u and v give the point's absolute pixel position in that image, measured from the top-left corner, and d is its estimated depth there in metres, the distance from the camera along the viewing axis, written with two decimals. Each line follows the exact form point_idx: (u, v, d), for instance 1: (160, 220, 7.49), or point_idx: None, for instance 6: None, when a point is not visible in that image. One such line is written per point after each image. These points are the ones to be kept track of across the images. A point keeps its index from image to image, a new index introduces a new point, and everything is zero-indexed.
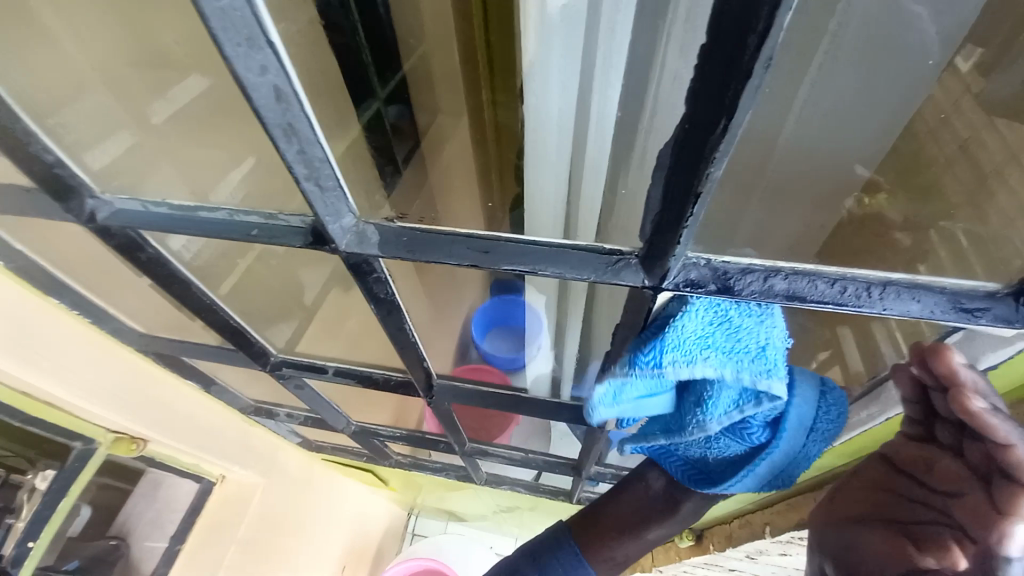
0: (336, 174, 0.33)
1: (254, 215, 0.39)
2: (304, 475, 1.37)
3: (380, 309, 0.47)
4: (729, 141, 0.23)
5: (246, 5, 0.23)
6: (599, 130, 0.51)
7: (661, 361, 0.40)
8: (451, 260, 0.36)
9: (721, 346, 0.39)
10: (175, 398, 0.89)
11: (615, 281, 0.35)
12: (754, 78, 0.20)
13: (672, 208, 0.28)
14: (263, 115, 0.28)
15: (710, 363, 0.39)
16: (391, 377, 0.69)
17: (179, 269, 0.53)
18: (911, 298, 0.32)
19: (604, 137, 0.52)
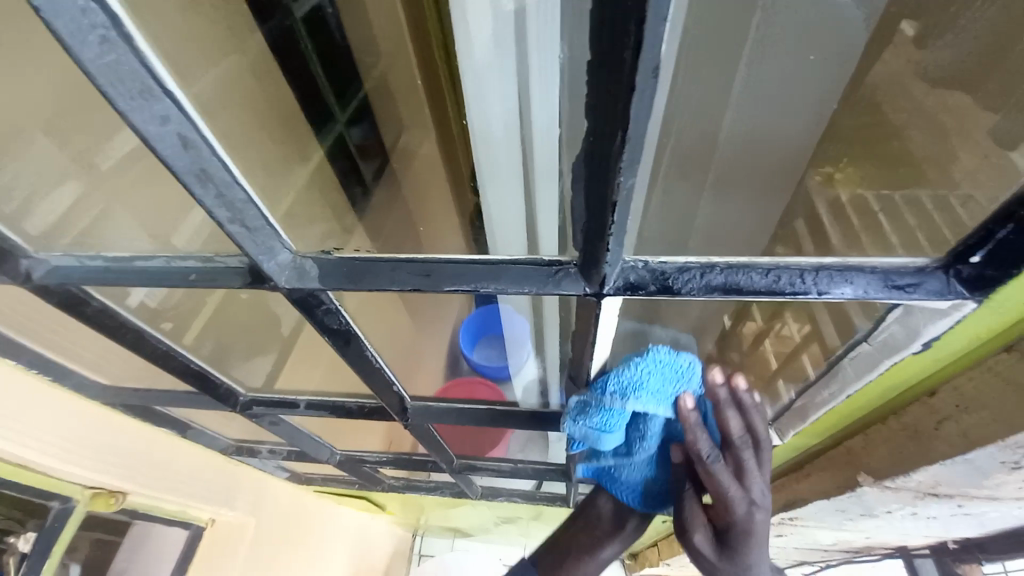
0: (263, 213, 0.32)
1: (192, 258, 0.39)
2: (296, 509, 1.34)
3: (337, 340, 0.46)
4: (631, 151, 0.23)
5: (135, 58, 0.22)
6: (543, 141, 0.44)
7: (603, 391, 0.46)
8: (393, 286, 0.36)
9: (652, 386, 0.45)
10: (150, 447, 0.87)
11: (556, 291, 0.35)
12: (639, 89, 0.20)
13: (593, 216, 0.28)
14: (174, 164, 0.27)
15: (642, 400, 0.46)
16: (365, 404, 0.68)
17: (130, 318, 0.52)
18: (844, 280, 0.32)
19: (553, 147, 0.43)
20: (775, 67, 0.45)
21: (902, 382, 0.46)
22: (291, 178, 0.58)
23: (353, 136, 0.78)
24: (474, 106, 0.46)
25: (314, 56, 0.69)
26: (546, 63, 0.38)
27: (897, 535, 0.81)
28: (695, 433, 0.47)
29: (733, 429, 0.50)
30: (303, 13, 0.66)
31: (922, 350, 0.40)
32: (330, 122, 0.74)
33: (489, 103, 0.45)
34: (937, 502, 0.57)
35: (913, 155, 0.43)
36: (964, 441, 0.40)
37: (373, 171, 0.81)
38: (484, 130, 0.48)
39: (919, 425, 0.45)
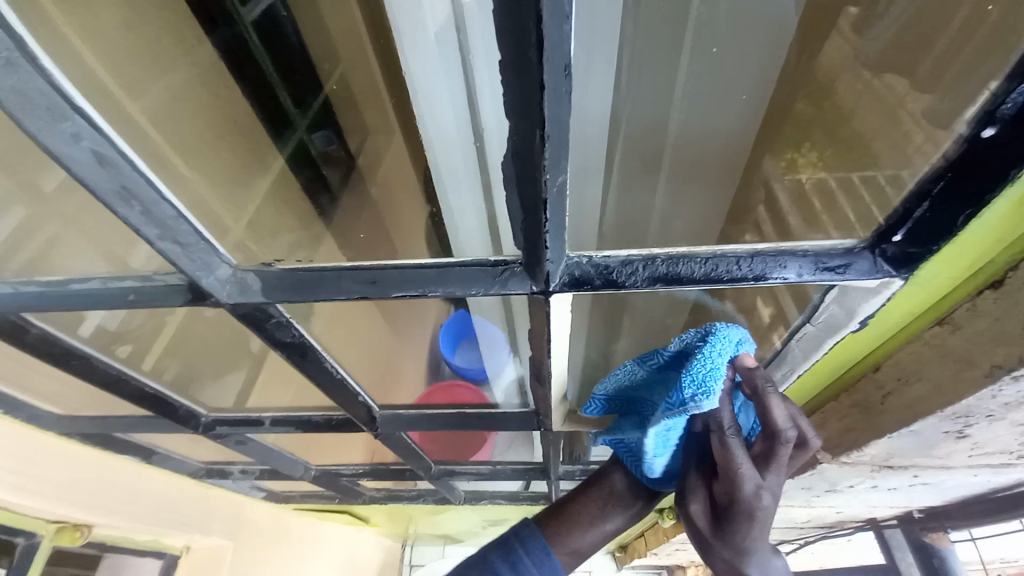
0: (197, 229, 0.32)
1: (130, 279, 0.37)
2: (277, 529, 1.31)
3: (292, 353, 0.46)
4: (553, 148, 0.24)
5: (41, 78, 0.22)
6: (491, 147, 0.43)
7: (685, 397, 0.39)
8: (339, 295, 0.35)
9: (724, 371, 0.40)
10: (114, 477, 0.83)
11: (505, 291, 0.35)
12: (549, 88, 0.21)
13: (529, 215, 0.28)
14: (95, 184, 0.27)
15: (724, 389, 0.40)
16: (332, 416, 0.67)
17: (76, 343, 0.50)
18: (779, 265, 0.33)
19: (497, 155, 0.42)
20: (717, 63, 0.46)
21: (848, 358, 0.47)
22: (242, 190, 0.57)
23: (315, 144, 0.73)
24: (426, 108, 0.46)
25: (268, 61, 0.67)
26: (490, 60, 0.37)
27: (865, 508, 0.84)
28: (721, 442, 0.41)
29: (776, 415, 0.41)
30: (255, 19, 0.64)
31: (860, 328, 0.41)
32: (287, 129, 0.70)
33: (440, 103, 0.45)
34: (895, 474, 0.59)
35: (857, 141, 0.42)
36: (907, 413, 0.42)
37: (339, 178, 0.73)
38: (439, 132, 0.48)
39: (867, 400, 0.47)
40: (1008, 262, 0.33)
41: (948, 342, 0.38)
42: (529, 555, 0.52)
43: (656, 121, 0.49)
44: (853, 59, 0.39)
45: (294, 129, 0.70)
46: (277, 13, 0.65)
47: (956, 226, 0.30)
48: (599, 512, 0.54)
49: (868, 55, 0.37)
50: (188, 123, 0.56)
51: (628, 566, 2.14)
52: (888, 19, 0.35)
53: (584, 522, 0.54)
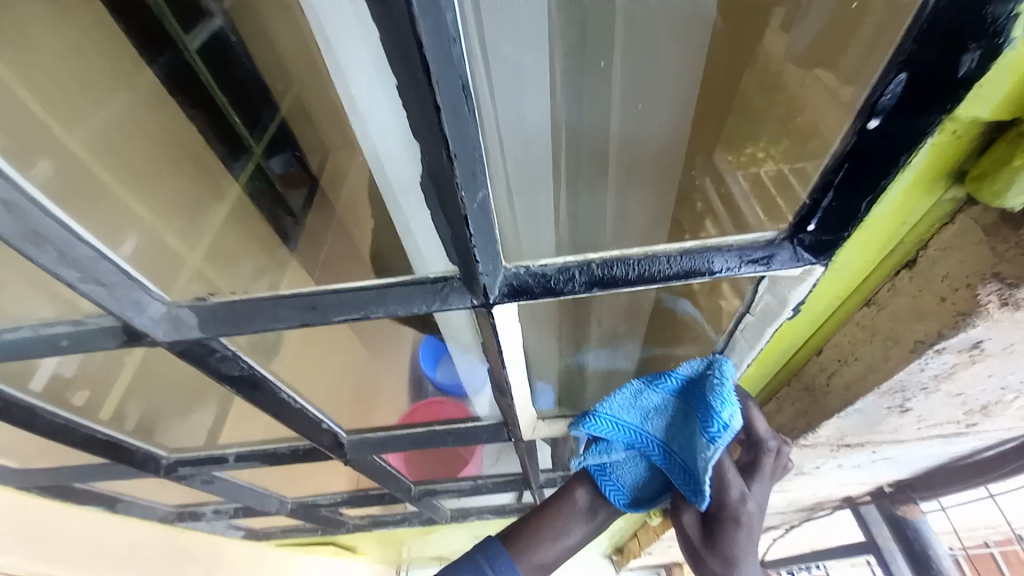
0: (121, 269, 0.31)
1: (62, 323, 0.36)
2: (259, 567, 1.27)
3: (244, 386, 0.45)
4: (463, 166, 0.24)
5: None
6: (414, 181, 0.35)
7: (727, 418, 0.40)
8: (278, 324, 0.35)
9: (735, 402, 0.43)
10: (74, 533, 0.79)
11: (447, 306, 0.36)
12: (445, 109, 0.22)
13: (455, 232, 0.29)
14: (2, 231, 0.26)
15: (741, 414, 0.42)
16: (300, 446, 0.66)
17: (17, 394, 0.48)
18: (706, 261, 0.35)
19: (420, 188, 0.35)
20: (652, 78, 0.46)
21: (791, 344, 0.48)
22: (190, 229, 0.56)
23: (274, 166, 0.66)
24: (362, 127, 0.37)
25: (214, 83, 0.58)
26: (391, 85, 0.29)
27: (836, 488, 0.86)
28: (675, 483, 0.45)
29: (759, 425, 0.45)
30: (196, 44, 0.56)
31: (795, 314, 0.42)
32: (244, 152, 0.64)
33: (379, 127, 0.35)
34: (854, 452, 0.61)
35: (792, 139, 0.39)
36: (848, 393, 0.44)
37: (303, 200, 0.68)
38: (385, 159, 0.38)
39: (814, 383, 0.49)
40: (918, 244, 0.35)
41: (875, 322, 0.40)
42: (495, 575, 0.46)
43: (596, 127, 0.49)
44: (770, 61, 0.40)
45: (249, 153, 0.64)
46: (223, 32, 0.55)
47: (861, 212, 0.32)
48: (565, 522, 0.49)
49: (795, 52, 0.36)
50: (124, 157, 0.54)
51: (625, 569, 2.14)
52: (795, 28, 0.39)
53: (549, 536, 0.49)
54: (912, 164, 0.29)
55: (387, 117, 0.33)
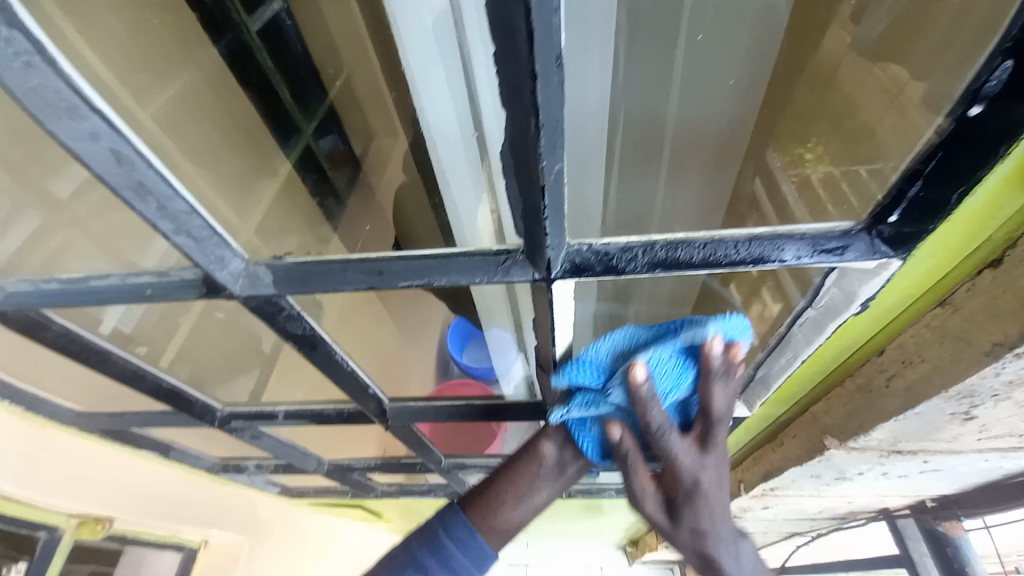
0: (208, 223, 0.33)
1: (146, 274, 0.39)
2: (290, 524, 1.33)
3: (304, 344, 0.47)
4: (548, 136, 0.24)
5: (59, 80, 0.23)
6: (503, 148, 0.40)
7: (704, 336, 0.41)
8: (345, 286, 0.36)
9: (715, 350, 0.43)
10: (131, 476, 0.85)
11: (507, 279, 0.36)
12: (541, 77, 0.21)
13: (529, 204, 0.29)
14: (110, 181, 0.28)
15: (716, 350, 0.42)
16: (344, 409, 0.68)
17: (95, 339, 0.52)
18: (777, 248, 0.34)
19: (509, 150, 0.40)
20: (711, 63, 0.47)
21: (851, 343, 0.47)
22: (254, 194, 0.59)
23: (320, 146, 0.77)
24: (424, 105, 0.42)
25: (273, 68, 0.71)
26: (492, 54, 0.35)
27: (875, 497, 0.84)
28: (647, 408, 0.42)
29: (716, 403, 0.43)
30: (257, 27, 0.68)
31: (861, 310, 0.41)
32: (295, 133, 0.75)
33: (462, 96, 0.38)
34: (903, 460, 0.59)
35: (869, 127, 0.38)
36: (909, 396, 0.42)
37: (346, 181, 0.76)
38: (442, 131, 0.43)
39: (870, 384, 0.47)
40: (1005, 240, 0.33)
41: (948, 322, 0.38)
42: (452, 539, 0.53)
43: (653, 113, 0.50)
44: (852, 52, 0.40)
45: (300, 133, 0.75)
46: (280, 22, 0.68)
47: (951, 203, 0.30)
48: (526, 489, 0.56)
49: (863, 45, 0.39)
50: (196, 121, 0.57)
51: (639, 561, 2.15)
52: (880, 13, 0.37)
53: (511, 499, 0.55)
54: (1012, 154, 0.28)
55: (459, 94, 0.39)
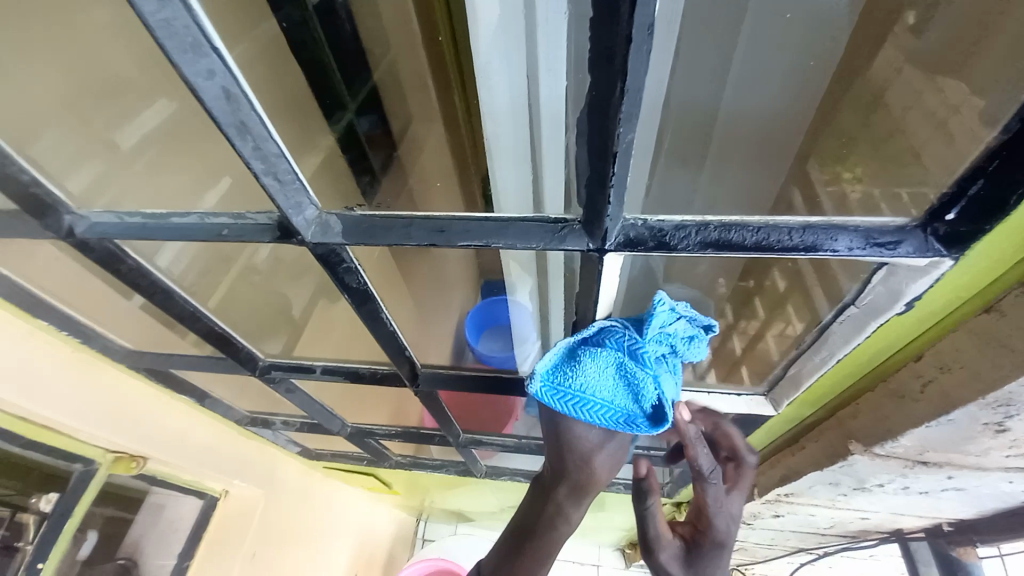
0: (293, 168, 0.35)
1: (223, 216, 0.42)
2: (304, 485, 1.38)
3: (356, 297, 0.51)
4: (629, 103, 0.26)
5: (188, 16, 0.25)
6: (551, 113, 0.45)
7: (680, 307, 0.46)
8: (408, 240, 0.39)
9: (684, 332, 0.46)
10: (168, 418, 0.90)
11: (561, 247, 0.38)
12: (635, 42, 0.23)
13: (596, 172, 0.31)
14: (215, 117, 0.30)
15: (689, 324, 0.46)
16: (377, 369, 0.72)
17: (161, 278, 0.57)
18: (831, 238, 0.35)
19: (557, 116, 0.45)
20: (776, 57, 0.47)
21: (889, 346, 0.49)
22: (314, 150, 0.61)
23: (362, 127, 0.77)
24: (493, 74, 0.45)
25: (325, 45, 0.72)
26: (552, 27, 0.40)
27: (891, 515, 0.83)
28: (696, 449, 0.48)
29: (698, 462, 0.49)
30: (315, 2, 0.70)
31: (905, 311, 0.43)
32: (338, 110, 0.74)
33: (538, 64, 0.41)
34: (927, 473, 0.59)
35: (929, 130, 0.38)
36: (942, 401, 0.43)
37: (382, 162, 0.72)
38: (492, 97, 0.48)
39: (904, 390, 0.48)
40: None
41: (992, 330, 0.39)
42: None
43: (711, 97, 0.50)
44: (906, 64, 0.40)
45: (344, 110, 0.75)
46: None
47: (1008, 206, 0.32)
48: None
49: (923, 54, 0.39)
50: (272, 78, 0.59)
51: (636, 564, 2.16)
52: (941, 25, 0.37)
53: None
54: None
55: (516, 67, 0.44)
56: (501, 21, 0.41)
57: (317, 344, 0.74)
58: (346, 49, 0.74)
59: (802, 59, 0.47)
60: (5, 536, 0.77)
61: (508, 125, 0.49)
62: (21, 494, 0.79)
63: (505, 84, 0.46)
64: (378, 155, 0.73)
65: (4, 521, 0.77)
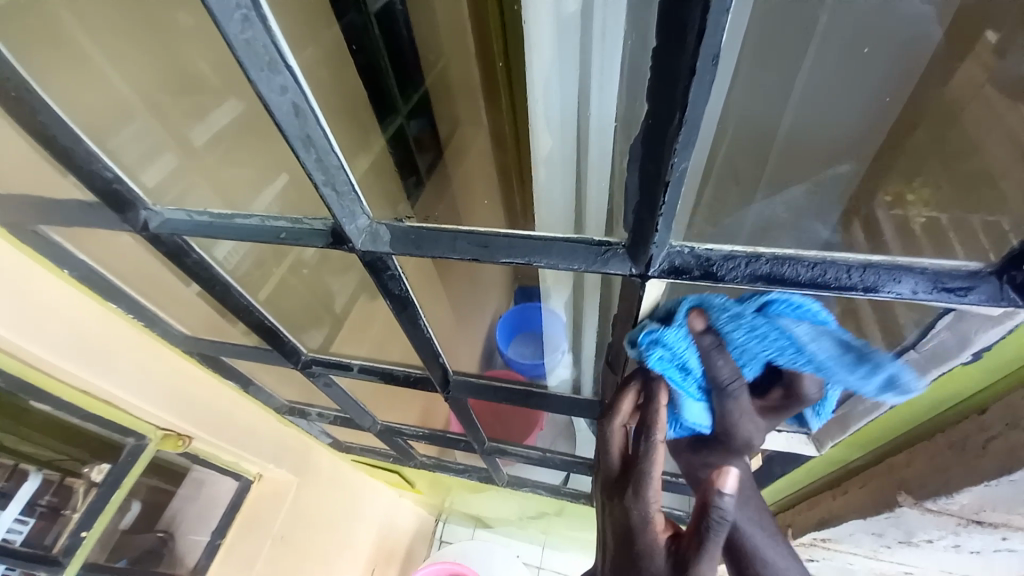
0: (350, 180, 0.37)
1: (283, 220, 0.44)
2: (333, 475, 1.42)
3: (397, 303, 0.52)
4: (686, 133, 0.26)
5: (267, 36, 0.27)
6: (599, 131, 0.46)
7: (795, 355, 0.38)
8: (453, 253, 0.40)
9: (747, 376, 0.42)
10: (214, 401, 0.94)
11: (604, 270, 0.38)
12: (697, 74, 0.23)
13: (646, 199, 0.31)
14: (283, 130, 0.32)
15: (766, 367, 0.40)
16: (411, 372, 0.73)
17: (221, 272, 0.60)
18: (892, 279, 0.33)
19: (606, 134, 0.46)
20: None
21: (950, 395, 0.46)
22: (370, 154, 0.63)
23: (413, 130, 0.81)
24: (545, 93, 0.46)
25: (385, 54, 0.76)
26: (609, 47, 0.40)
27: (939, 572, 0.77)
28: (711, 360, 0.40)
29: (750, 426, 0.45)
30: (376, 10, 0.72)
31: (972, 359, 0.40)
32: (391, 114, 0.76)
33: None
34: (983, 532, 0.54)
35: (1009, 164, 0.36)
36: (1007, 459, 0.39)
37: (428, 165, 0.76)
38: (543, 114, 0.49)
39: (966, 443, 0.44)
40: None
41: None
42: None
43: (769, 120, 0.48)
44: (988, 85, 0.39)
45: (396, 114, 0.77)
46: (395, 9, 0.74)
47: None
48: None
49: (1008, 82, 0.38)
50: (338, 84, 0.62)
51: None
52: None
53: None
54: None
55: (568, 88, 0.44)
56: (558, 41, 0.42)
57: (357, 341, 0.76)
58: (400, 54, 0.77)
59: None
60: (54, 500, 0.87)
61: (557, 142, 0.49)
62: (75, 461, 0.89)
63: (558, 100, 0.46)
64: (424, 158, 0.79)
65: (55, 484, 0.88)
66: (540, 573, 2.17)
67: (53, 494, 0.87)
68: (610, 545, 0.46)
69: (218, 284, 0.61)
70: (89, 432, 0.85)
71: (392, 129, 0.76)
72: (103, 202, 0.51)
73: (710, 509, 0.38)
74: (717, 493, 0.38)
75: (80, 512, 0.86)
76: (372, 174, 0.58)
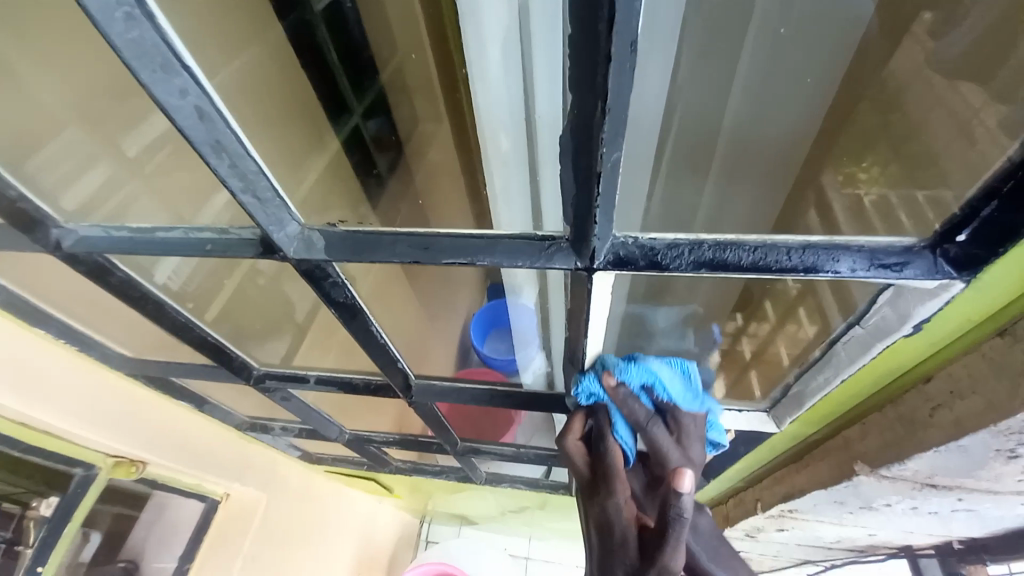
0: (273, 185, 0.35)
1: (206, 231, 0.41)
2: (306, 488, 1.38)
3: (344, 312, 0.50)
4: (612, 123, 0.25)
5: (154, 35, 0.24)
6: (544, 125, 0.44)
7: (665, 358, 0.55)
8: (392, 257, 0.38)
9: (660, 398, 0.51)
10: (168, 423, 0.90)
11: (549, 266, 0.37)
12: (617, 60, 0.22)
13: (582, 192, 0.29)
14: (189, 136, 0.29)
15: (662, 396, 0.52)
16: (371, 380, 0.71)
17: (154, 289, 0.56)
18: (832, 259, 0.33)
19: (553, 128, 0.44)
20: (780, 66, 0.46)
21: (896, 367, 0.47)
22: (312, 159, 0.60)
23: (370, 129, 0.77)
24: (484, 86, 0.44)
25: (332, 49, 0.71)
26: (546, 36, 0.38)
27: (899, 533, 0.80)
28: (628, 405, 0.49)
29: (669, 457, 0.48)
30: (322, 7, 0.68)
31: (913, 332, 0.41)
32: (345, 114, 0.74)
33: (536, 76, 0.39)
34: (936, 495, 0.56)
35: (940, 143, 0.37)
36: (952, 428, 0.40)
37: (387, 165, 0.74)
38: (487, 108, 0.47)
39: (914, 414, 0.46)
40: None
41: (1010, 357, 0.36)
42: None
43: (713, 106, 0.48)
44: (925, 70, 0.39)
45: (350, 113, 0.75)
46: (342, 3, 0.69)
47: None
48: None
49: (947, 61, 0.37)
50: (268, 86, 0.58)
51: None
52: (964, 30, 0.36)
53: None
54: None
55: (511, 80, 0.42)
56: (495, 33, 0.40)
57: (312, 352, 0.73)
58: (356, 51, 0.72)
59: (805, 67, 0.46)
60: (7, 537, 0.78)
61: (502, 137, 0.48)
62: (32, 493, 0.80)
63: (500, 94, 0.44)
64: (385, 158, 0.78)
65: (11, 519, 0.79)
66: (527, 565, 2.18)
67: (8, 531, 0.78)
68: (592, 539, 0.49)
69: (153, 303, 0.57)
70: (31, 467, 0.78)
71: (343, 133, 0.75)
72: (10, 221, 0.47)
73: (668, 505, 0.40)
74: (676, 493, 0.39)
75: (31, 550, 0.79)
76: (314, 177, 0.55)
